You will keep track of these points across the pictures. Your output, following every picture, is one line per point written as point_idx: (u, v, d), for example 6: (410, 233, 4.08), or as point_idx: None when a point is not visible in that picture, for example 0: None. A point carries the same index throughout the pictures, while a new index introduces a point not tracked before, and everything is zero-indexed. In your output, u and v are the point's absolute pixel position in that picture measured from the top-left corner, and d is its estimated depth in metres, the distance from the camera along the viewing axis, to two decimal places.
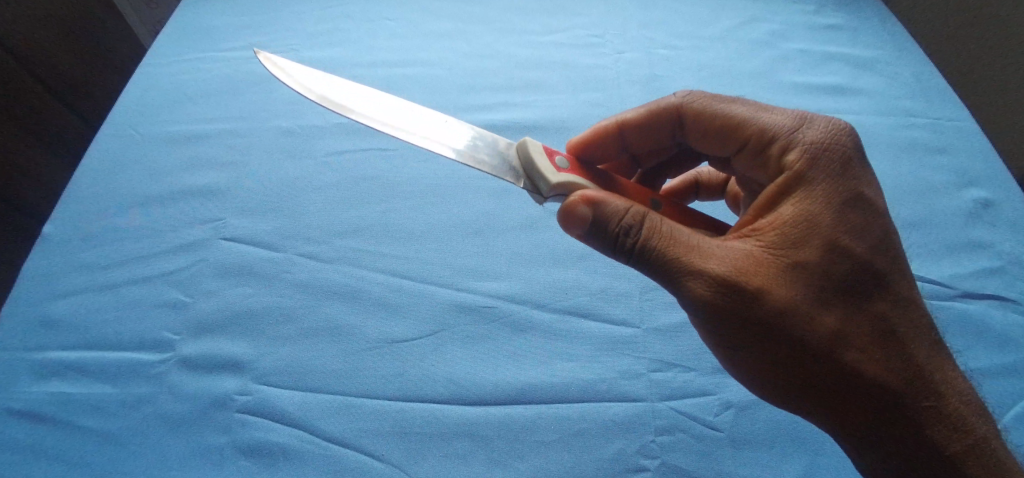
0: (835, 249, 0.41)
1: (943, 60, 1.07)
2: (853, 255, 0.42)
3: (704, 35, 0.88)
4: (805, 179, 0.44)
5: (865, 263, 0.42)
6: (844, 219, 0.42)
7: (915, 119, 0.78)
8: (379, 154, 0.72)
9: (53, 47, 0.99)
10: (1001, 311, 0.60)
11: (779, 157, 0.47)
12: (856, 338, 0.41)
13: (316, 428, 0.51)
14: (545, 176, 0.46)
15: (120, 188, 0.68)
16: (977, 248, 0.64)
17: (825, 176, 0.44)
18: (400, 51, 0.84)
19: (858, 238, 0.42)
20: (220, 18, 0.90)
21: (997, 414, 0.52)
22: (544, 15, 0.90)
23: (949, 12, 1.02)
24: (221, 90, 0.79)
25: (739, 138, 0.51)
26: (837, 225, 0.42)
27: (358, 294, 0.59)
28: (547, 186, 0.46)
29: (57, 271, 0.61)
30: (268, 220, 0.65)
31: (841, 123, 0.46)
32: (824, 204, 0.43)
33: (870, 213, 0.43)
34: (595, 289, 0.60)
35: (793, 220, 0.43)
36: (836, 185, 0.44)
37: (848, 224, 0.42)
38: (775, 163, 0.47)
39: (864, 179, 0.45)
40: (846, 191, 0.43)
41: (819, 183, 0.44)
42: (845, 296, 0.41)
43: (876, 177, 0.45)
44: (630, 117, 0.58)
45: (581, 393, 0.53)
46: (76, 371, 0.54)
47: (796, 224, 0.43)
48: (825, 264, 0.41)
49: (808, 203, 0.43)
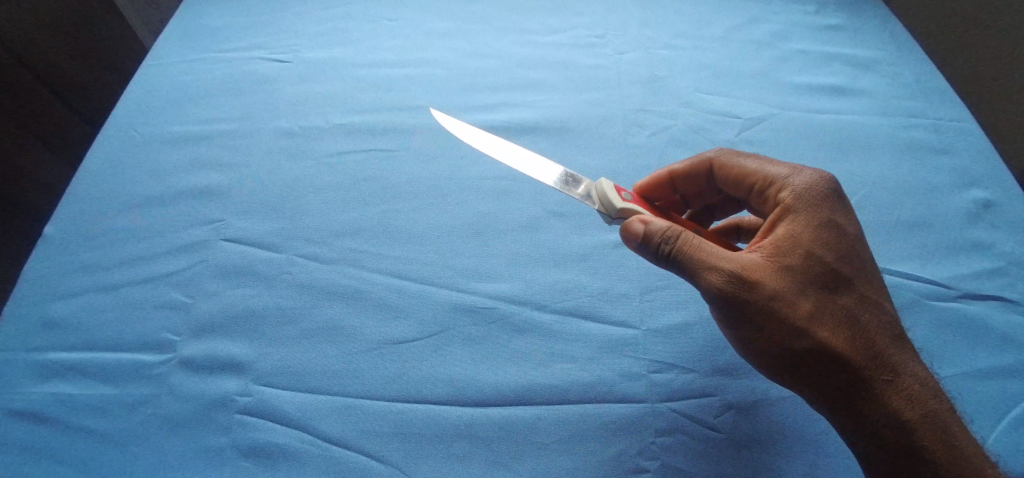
0: (811, 257, 0.46)
1: (948, 67, 1.07)
2: (829, 262, 0.46)
3: (704, 35, 0.88)
4: (789, 202, 0.49)
5: (836, 269, 0.46)
6: (822, 236, 0.47)
7: (917, 118, 0.77)
8: (380, 155, 0.71)
9: (53, 47, 1.01)
10: (1004, 311, 0.58)
11: (768, 191, 0.51)
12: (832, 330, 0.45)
13: (315, 428, 0.50)
14: (613, 204, 0.52)
15: (121, 189, 0.68)
16: (979, 248, 0.63)
17: (807, 201, 0.48)
18: (400, 51, 0.84)
19: (837, 250, 0.47)
20: (220, 19, 0.90)
21: (1001, 416, 0.52)
22: (544, 15, 0.90)
23: (954, 21, 1.03)
24: (221, 91, 0.79)
25: (743, 185, 0.53)
26: (818, 238, 0.47)
27: (356, 296, 0.59)
28: (614, 211, 0.52)
29: (59, 271, 0.61)
30: (267, 220, 0.65)
31: (826, 174, 0.51)
32: (807, 223, 0.48)
33: (848, 234, 0.48)
34: (596, 291, 0.60)
35: (781, 237, 0.48)
36: (817, 205, 0.48)
37: (827, 238, 0.47)
38: (764, 194, 0.52)
39: (844, 210, 0.49)
40: (827, 211, 0.48)
41: (803, 207, 0.48)
42: (825, 296, 0.46)
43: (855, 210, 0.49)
44: (679, 167, 0.57)
45: (581, 394, 0.52)
46: (76, 372, 0.54)
47: (782, 239, 0.47)
48: (807, 267, 0.46)
49: (792, 220, 0.48)
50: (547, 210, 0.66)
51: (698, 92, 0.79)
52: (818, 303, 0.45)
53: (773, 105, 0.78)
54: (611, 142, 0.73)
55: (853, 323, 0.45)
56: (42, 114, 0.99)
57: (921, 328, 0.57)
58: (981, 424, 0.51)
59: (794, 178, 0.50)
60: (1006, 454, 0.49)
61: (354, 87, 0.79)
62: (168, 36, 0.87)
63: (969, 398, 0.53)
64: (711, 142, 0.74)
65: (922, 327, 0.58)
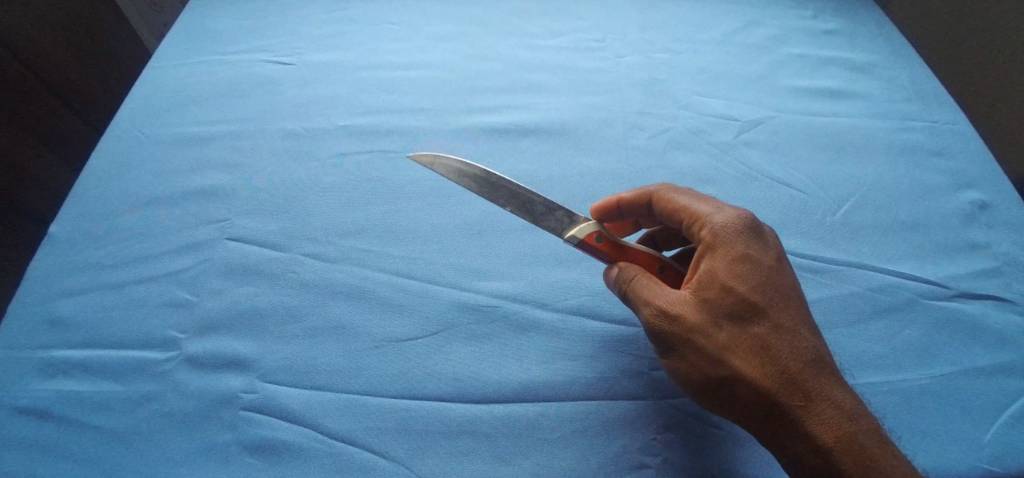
0: (729, 292, 0.48)
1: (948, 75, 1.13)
2: (742, 295, 0.48)
3: (703, 40, 0.89)
4: (709, 239, 0.51)
5: (750, 300, 0.48)
6: (735, 269, 0.49)
7: (912, 122, 0.78)
8: (384, 157, 0.72)
9: (58, 49, 1.03)
10: (999, 312, 0.59)
11: (691, 231, 0.53)
12: (743, 367, 0.47)
13: (321, 425, 0.51)
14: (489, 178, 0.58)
15: (127, 189, 0.69)
16: (974, 249, 0.64)
17: (731, 254, 0.50)
18: (403, 54, 0.85)
19: (749, 280, 0.49)
20: (226, 21, 0.91)
21: (996, 413, 0.52)
22: (545, 19, 0.91)
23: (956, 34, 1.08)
24: (226, 92, 0.80)
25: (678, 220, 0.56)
26: (735, 270, 0.49)
27: (362, 294, 0.59)
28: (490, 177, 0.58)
29: (65, 270, 0.61)
30: (272, 220, 0.66)
31: (738, 221, 0.51)
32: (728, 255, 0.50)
33: (767, 266, 0.50)
34: (597, 289, 0.60)
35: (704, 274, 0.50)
36: (730, 241, 0.50)
37: (741, 272, 0.49)
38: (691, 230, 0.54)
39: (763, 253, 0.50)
40: (738, 246, 0.50)
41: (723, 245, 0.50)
42: (735, 331, 0.48)
43: (776, 256, 0.51)
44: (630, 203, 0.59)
45: (584, 391, 0.53)
46: (82, 370, 0.54)
47: (706, 279, 0.50)
48: (726, 300, 0.48)
49: (709, 259, 0.50)
50: None
51: (697, 95, 0.80)
52: (732, 339, 0.48)
53: (772, 107, 0.79)
54: (611, 144, 0.74)
55: (761, 358, 0.47)
56: (44, 115, 1.01)
57: (918, 326, 0.58)
58: (977, 421, 0.52)
59: (721, 245, 0.50)
60: (1004, 451, 0.50)
61: (357, 89, 0.80)
62: (172, 40, 0.88)
63: (966, 395, 0.53)
64: (710, 144, 0.75)
65: (919, 325, 0.58)
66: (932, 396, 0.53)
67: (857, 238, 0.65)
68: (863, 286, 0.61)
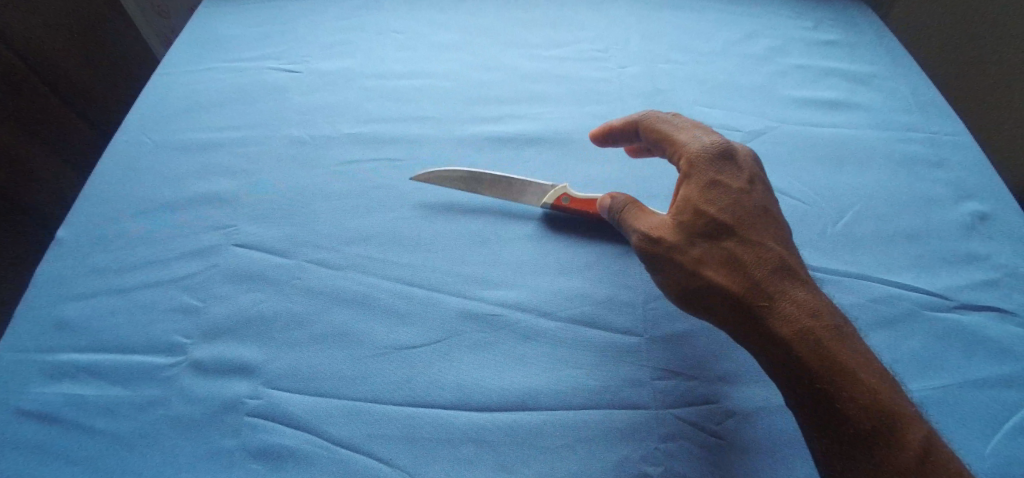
0: (700, 210, 0.53)
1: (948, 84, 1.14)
2: (712, 213, 0.53)
3: (705, 50, 0.90)
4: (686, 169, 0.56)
5: (718, 216, 0.52)
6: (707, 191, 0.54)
7: (913, 133, 0.78)
8: (389, 164, 0.73)
9: (67, 55, 1.04)
10: (999, 323, 0.59)
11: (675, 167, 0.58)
12: (716, 276, 0.51)
13: (325, 432, 0.51)
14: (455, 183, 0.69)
15: (135, 194, 0.70)
16: (974, 260, 0.65)
17: (702, 182, 0.54)
18: (408, 63, 0.86)
19: (719, 200, 0.53)
20: (234, 29, 0.92)
21: (996, 425, 0.52)
22: (549, 29, 0.92)
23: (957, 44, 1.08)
24: (233, 99, 0.81)
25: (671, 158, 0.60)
26: (707, 192, 0.54)
27: (366, 301, 0.60)
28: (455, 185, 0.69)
29: (72, 274, 0.62)
30: (278, 227, 0.66)
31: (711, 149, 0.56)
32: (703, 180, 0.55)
33: (736, 189, 0.54)
34: (600, 298, 0.61)
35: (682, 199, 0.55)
36: (704, 167, 0.55)
37: (713, 193, 0.54)
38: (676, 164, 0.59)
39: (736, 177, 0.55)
40: (710, 171, 0.55)
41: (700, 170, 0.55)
42: (709, 245, 0.52)
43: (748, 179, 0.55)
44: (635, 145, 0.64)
45: (586, 399, 0.53)
46: (89, 374, 0.55)
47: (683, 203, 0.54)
48: (700, 217, 0.53)
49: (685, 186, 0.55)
50: (552, 219, 0.68)
51: (699, 105, 0.81)
52: (705, 251, 0.52)
53: (773, 118, 0.80)
54: (614, 153, 0.75)
55: (731, 267, 0.51)
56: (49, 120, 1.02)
57: (919, 338, 0.58)
58: (978, 432, 0.52)
59: (694, 173, 0.55)
60: (1005, 463, 0.50)
61: (363, 97, 0.81)
62: (181, 47, 0.89)
63: (966, 406, 0.54)
64: None
65: (920, 337, 0.58)
66: (933, 408, 0.54)
67: (858, 249, 0.66)
68: (864, 297, 0.61)
